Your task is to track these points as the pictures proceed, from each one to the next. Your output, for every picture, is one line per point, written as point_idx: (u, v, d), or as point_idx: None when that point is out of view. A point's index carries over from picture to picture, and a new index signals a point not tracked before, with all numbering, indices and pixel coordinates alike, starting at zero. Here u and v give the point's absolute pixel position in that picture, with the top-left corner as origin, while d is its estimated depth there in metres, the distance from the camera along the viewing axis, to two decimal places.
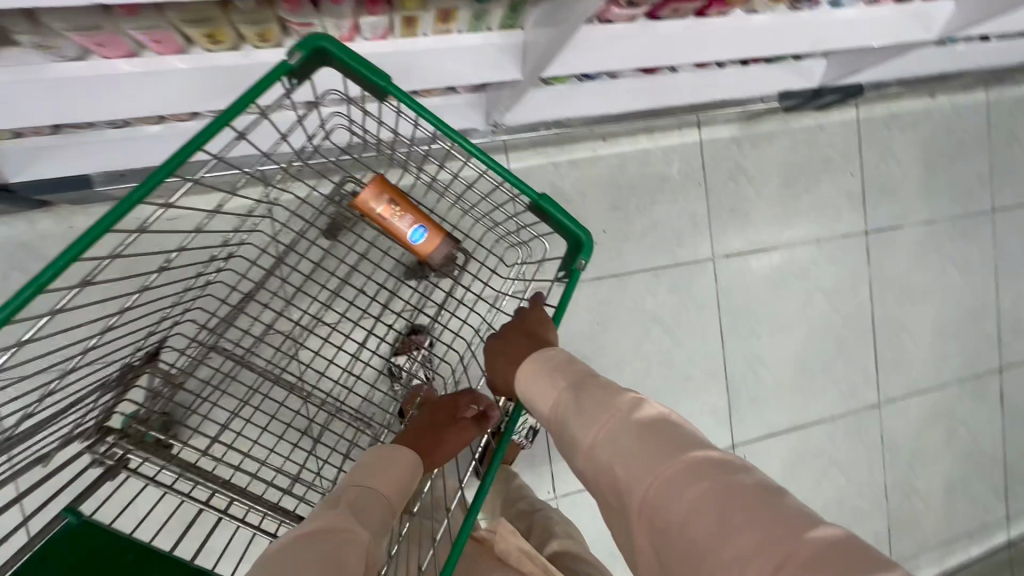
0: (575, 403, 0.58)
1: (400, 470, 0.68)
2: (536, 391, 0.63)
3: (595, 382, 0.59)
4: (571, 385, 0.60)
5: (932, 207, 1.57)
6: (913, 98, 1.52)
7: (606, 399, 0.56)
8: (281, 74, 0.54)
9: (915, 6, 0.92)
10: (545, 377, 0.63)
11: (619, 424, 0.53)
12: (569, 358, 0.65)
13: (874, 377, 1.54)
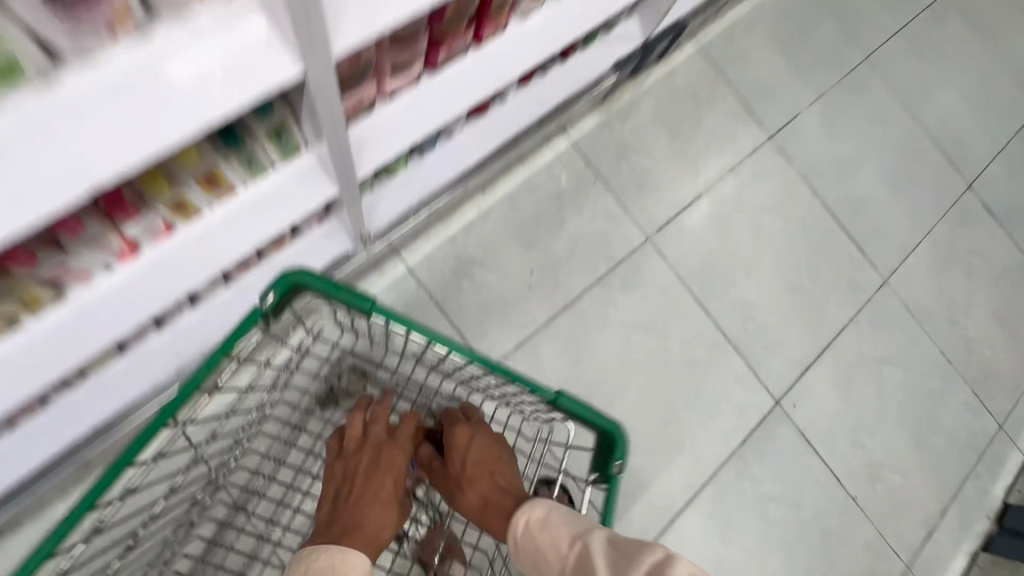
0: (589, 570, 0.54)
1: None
2: (543, 549, 0.59)
3: (603, 541, 0.56)
4: (581, 540, 0.57)
5: (814, 83, 1.56)
6: (737, 5, 1.53)
7: (627, 558, 0.52)
8: (255, 319, 0.58)
9: None
10: (552, 526, 0.60)
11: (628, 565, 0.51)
12: (564, 510, 0.62)
13: (864, 259, 1.46)
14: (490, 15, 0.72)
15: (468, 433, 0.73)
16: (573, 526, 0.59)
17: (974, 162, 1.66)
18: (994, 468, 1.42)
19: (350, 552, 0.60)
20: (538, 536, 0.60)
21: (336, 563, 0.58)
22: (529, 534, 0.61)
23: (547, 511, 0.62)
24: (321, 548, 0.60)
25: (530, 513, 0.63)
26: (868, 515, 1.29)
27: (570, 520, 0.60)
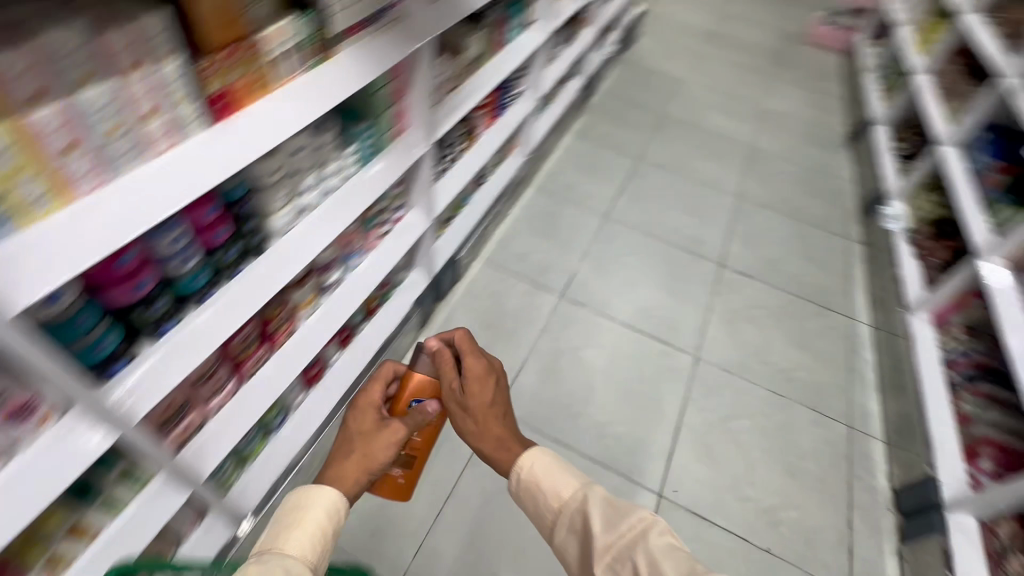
0: (585, 518, 0.79)
1: (319, 525, 0.77)
2: (545, 487, 0.86)
3: (597, 497, 0.80)
4: (581, 492, 0.83)
5: (577, 248, 2.13)
6: (499, 224, 2.15)
7: (619, 515, 0.77)
8: None
9: (397, 229, 1.41)
10: (544, 478, 0.88)
11: (587, 511, 0.80)
12: (561, 467, 0.88)
13: (672, 348, 1.83)
14: (274, 332, 1.08)
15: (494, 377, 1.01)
16: (575, 481, 0.85)
17: (714, 249, 2.24)
18: (865, 464, 1.61)
19: (331, 492, 0.82)
20: (542, 480, 0.87)
21: (317, 506, 0.79)
22: (535, 478, 0.88)
23: (548, 464, 0.89)
24: (311, 491, 0.81)
25: (535, 460, 0.89)
26: (787, 559, 1.40)
27: (573, 477, 0.86)
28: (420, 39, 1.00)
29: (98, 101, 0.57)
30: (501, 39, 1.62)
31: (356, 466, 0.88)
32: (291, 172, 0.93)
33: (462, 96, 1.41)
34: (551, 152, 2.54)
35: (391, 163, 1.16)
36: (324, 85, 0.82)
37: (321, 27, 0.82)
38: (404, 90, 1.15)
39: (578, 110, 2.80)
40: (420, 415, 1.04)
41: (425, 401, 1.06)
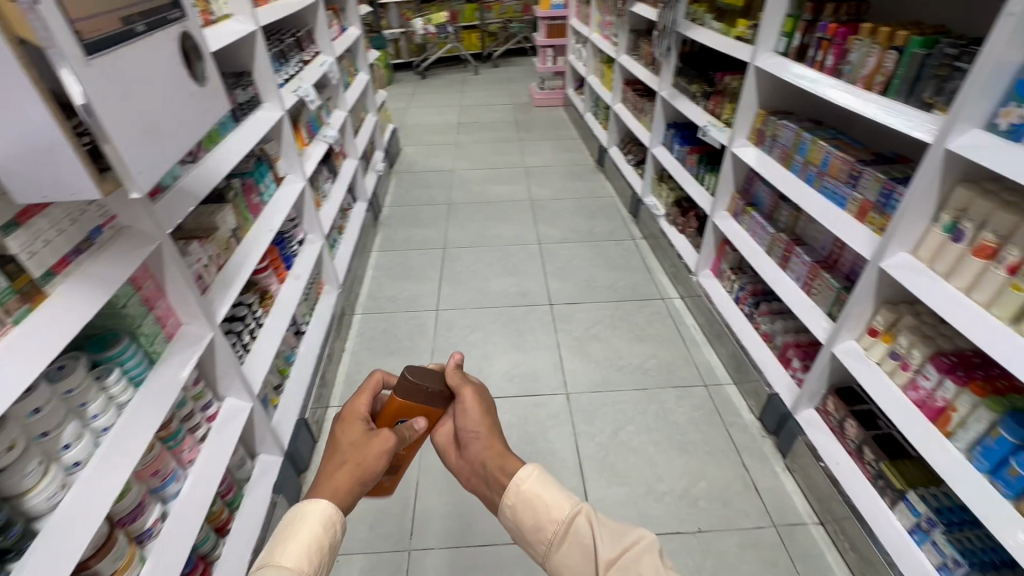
0: (585, 540, 0.68)
1: (316, 537, 0.69)
2: (539, 509, 0.71)
3: (593, 518, 0.69)
4: (581, 512, 0.69)
5: (423, 349, 2.14)
6: (338, 363, 2.07)
7: (618, 536, 0.67)
8: None
9: (216, 425, 1.27)
10: (542, 497, 0.72)
11: (599, 539, 0.67)
12: (555, 484, 0.74)
13: (543, 395, 1.91)
14: None
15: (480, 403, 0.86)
16: (572, 499, 0.71)
17: (539, 294, 2.45)
18: (731, 409, 1.84)
19: (327, 506, 0.72)
20: (534, 501, 0.71)
21: (315, 520, 0.70)
22: (524, 497, 0.72)
23: (545, 481, 0.73)
24: (308, 507, 0.71)
25: (534, 480, 0.73)
26: (717, 528, 1.50)
27: (563, 493, 0.72)
28: (148, 243, 0.99)
29: None
30: (256, 202, 1.65)
31: (349, 481, 0.76)
32: (35, 436, 0.81)
33: (232, 270, 1.38)
34: (364, 275, 2.59)
35: (173, 365, 1.08)
36: (37, 331, 0.76)
37: (15, 277, 0.77)
38: (159, 292, 1.10)
39: (375, 228, 2.93)
40: (406, 431, 0.85)
41: (413, 417, 0.87)
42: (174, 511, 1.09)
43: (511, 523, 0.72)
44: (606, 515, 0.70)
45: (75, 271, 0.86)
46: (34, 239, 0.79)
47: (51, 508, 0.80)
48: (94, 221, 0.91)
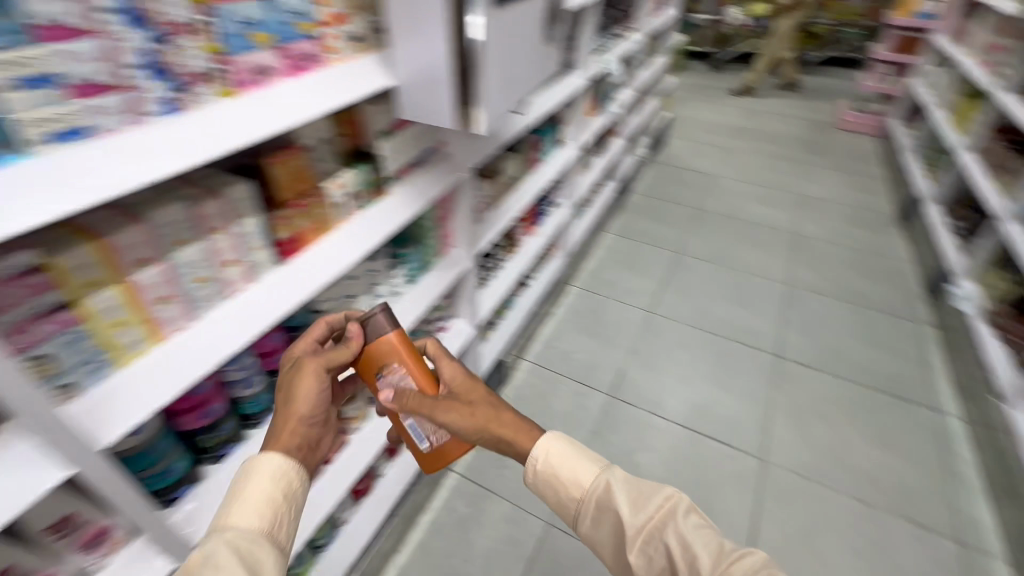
0: (609, 504, 0.76)
1: (269, 491, 0.65)
2: (564, 477, 0.80)
3: (620, 481, 0.77)
4: (603, 477, 0.78)
5: (623, 344, 2.11)
6: (543, 324, 2.18)
7: (642, 501, 0.74)
8: None
9: (444, 335, 1.47)
10: (567, 467, 0.80)
11: (612, 498, 0.75)
12: (582, 452, 0.82)
13: (735, 449, 1.70)
14: None
15: (450, 369, 0.89)
16: (593, 468, 0.79)
17: (768, 340, 2.15)
18: None
19: (268, 460, 0.67)
20: (560, 472, 0.80)
21: (264, 474, 0.66)
22: (560, 464, 0.81)
23: (562, 452, 0.81)
24: (253, 465, 0.67)
25: (549, 450, 0.82)
26: None
27: (594, 461, 0.80)
28: (458, 170, 1.16)
29: (254, 231, 0.74)
30: (536, 158, 1.75)
31: (293, 416, 0.71)
32: (342, 296, 1.02)
33: (500, 212, 1.51)
34: (592, 252, 2.63)
35: (439, 278, 1.26)
36: (374, 220, 0.95)
37: (375, 174, 0.97)
38: (448, 214, 1.27)
39: (616, 211, 2.92)
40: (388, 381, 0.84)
41: (387, 365, 0.84)
42: None
43: (546, 497, 0.83)
44: (646, 481, 0.76)
45: (408, 180, 1.06)
46: (396, 147, 0.98)
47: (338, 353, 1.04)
48: (431, 143, 1.09)
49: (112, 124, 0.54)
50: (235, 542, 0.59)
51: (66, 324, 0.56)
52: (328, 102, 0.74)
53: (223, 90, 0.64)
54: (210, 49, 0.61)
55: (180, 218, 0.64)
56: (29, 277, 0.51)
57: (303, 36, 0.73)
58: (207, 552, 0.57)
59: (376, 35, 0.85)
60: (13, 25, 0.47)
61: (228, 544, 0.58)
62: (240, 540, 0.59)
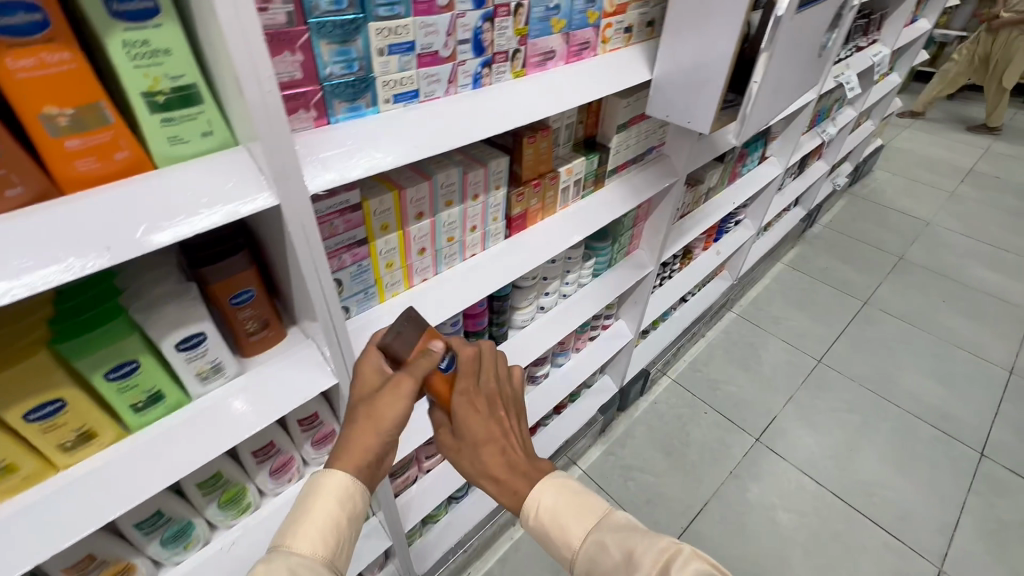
0: (603, 570, 0.51)
1: (329, 517, 0.50)
2: (555, 540, 0.55)
3: (614, 535, 0.52)
4: (593, 536, 0.53)
5: (780, 389, 1.91)
6: (693, 344, 2.05)
7: (640, 547, 0.49)
8: None
9: (604, 333, 1.47)
10: (561, 515, 0.54)
11: (606, 549, 0.51)
12: (575, 495, 0.56)
13: (903, 545, 1.48)
14: None
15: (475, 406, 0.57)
16: (582, 522, 0.54)
17: (968, 431, 1.80)
18: None
19: (337, 482, 0.51)
20: (549, 531, 0.55)
21: (329, 495, 0.51)
22: (546, 519, 0.55)
23: (559, 501, 0.55)
24: (310, 486, 0.52)
25: (538, 502, 0.55)
26: None
27: (587, 508, 0.55)
28: (674, 174, 1.11)
29: (498, 201, 0.79)
30: (737, 171, 1.62)
31: (358, 436, 0.52)
32: (541, 278, 1.05)
33: (691, 223, 1.43)
34: (760, 278, 2.39)
35: (621, 276, 1.25)
36: (588, 211, 0.97)
37: (600, 166, 0.97)
38: (644, 215, 1.24)
39: (796, 240, 2.62)
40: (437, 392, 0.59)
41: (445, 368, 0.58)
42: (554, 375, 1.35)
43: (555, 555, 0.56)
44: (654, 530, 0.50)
45: (624, 176, 1.05)
46: (624, 142, 0.98)
47: (520, 327, 1.09)
48: (652, 142, 1.07)
49: (435, 93, 0.60)
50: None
51: (359, 257, 0.65)
52: (594, 90, 0.75)
53: (515, 71, 0.68)
54: (519, 30, 0.64)
55: (454, 182, 0.70)
56: (352, 214, 0.60)
57: (589, 23, 0.74)
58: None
59: (644, 27, 0.83)
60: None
61: None
62: (296, 574, 0.47)
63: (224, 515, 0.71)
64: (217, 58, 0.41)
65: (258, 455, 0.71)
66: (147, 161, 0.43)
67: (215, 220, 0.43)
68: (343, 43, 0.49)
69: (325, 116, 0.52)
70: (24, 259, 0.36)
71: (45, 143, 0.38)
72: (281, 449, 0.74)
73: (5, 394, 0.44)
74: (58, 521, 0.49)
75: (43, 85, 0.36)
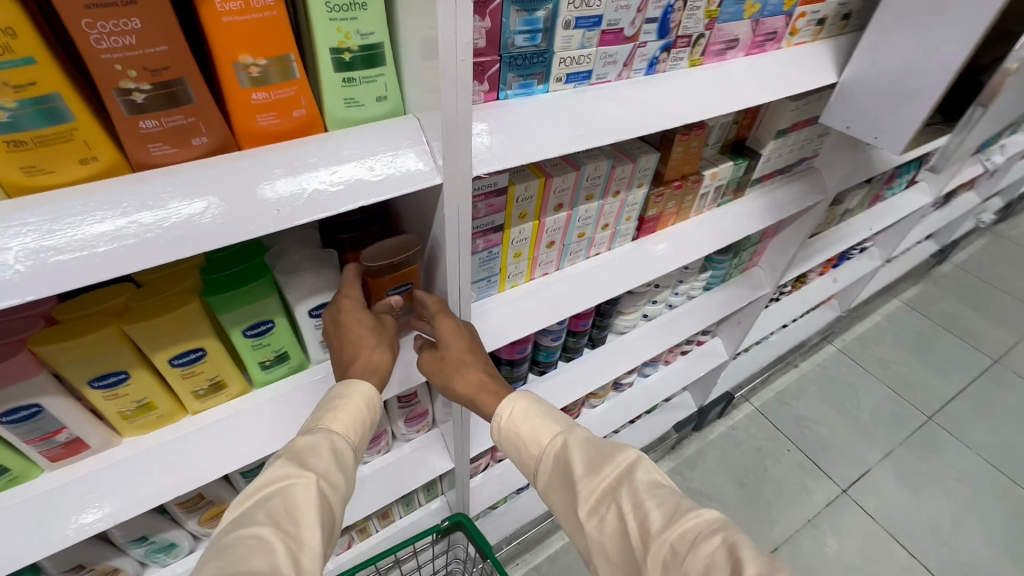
0: (567, 473, 0.49)
1: (353, 409, 0.47)
2: (525, 444, 0.53)
3: (582, 441, 0.50)
4: (560, 439, 0.51)
5: (879, 441, 1.72)
6: (784, 373, 1.88)
7: (600, 458, 0.48)
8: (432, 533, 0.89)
9: (697, 350, 1.37)
10: (530, 426, 0.53)
11: (566, 458, 0.49)
12: (551, 407, 0.54)
13: None
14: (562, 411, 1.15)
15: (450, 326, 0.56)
16: (554, 427, 0.52)
17: None
18: None
19: (366, 388, 0.48)
20: (519, 431, 0.53)
21: (360, 393, 0.47)
22: (519, 424, 0.53)
23: (530, 410, 0.53)
24: (334, 387, 0.48)
25: (513, 407, 0.53)
26: None
27: (556, 418, 0.54)
28: (822, 192, 0.98)
29: (637, 201, 0.72)
30: (879, 194, 1.43)
31: (363, 354, 0.50)
32: (653, 286, 0.97)
33: (819, 245, 1.28)
34: (871, 313, 2.14)
35: (734, 294, 1.14)
36: (723, 223, 0.87)
37: (746, 173, 0.86)
38: (772, 231, 1.12)
39: (919, 276, 2.32)
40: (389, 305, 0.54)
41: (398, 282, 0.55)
42: (638, 385, 1.27)
43: (521, 463, 0.54)
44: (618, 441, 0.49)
45: (766, 187, 0.94)
46: (778, 149, 0.86)
47: (620, 332, 1.02)
48: (806, 153, 0.94)
49: (607, 75, 0.54)
50: (304, 460, 0.42)
51: (492, 243, 0.61)
52: (776, 90, 0.65)
53: (691, 59, 0.60)
54: (710, 12, 0.57)
55: (600, 175, 0.64)
56: (496, 198, 0.56)
57: (783, 10, 0.64)
58: (273, 469, 0.41)
59: (838, 21, 0.71)
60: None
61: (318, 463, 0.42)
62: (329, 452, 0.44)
63: None
64: (414, 18, 0.38)
65: None
66: (320, 121, 0.41)
67: (381, 194, 0.41)
68: (533, 12, 0.45)
69: (495, 90, 0.48)
70: (204, 214, 0.35)
71: (234, 93, 0.36)
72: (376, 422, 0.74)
73: (157, 338, 0.45)
74: (185, 464, 0.50)
75: (245, 29, 0.34)
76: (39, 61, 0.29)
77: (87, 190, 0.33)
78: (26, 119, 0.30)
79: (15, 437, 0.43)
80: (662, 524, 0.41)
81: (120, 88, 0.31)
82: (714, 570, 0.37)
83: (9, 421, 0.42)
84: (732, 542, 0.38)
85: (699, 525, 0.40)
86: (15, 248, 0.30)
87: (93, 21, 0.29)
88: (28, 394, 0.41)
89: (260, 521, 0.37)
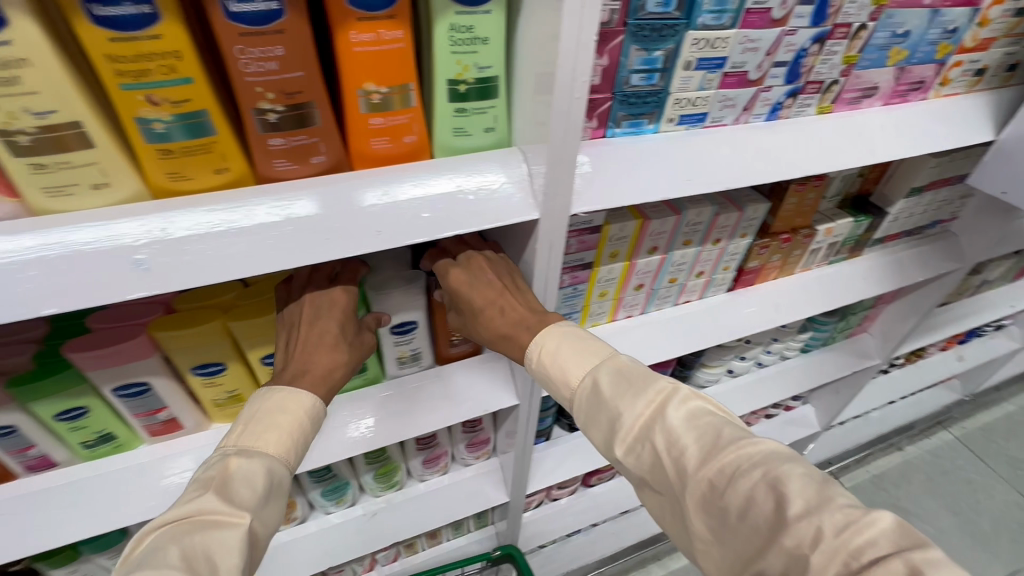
0: (602, 410, 0.43)
1: (288, 423, 0.41)
2: (553, 381, 0.46)
3: (617, 372, 0.43)
4: (593, 376, 0.44)
5: (1001, 556, 1.45)
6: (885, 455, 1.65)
7: (633, 390, 0.41)
8: (483, 558, 0.87)
9: (784, 415, 1.24)
10: (563, 359, 0.46)
11: (599, 398, 0.43)
12: (584, 336, 0.47)
13: None
14: None
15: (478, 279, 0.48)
16: (584, 364, 0.45)
17: None
18: None
19: (312, 403, 0.42)
20: (551, 369, 0.46)
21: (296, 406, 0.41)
22: (543, 362, 0.46)
23: (564, 342, 0.46)
24: (269, 395, 0.41)
25: (543, 346, 0.46)
26: None
27: (589, 350, 0.46)
28: (958, 259, 0.86)
29: (738, 250, 0.67)
30: None
31: (318, 363, 0.44)
32: (743, 341, 0.89)
33: (945, 317, 1.12)
34: (1002, 401, 1.84)
35: (835, 361, 1.02)
36: (834, 282, 0.79)
37: (867, 232, 0.77)
38: (889, 297, 1.00)
39: None
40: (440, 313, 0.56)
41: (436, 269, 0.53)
42: None
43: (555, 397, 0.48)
44: (653, 371, 0.43)
45: (889, 248, 0.84)
46: (908, 209, 0.77)
47: (700, 386, 0.95)
48: (942, 216, 0.83)
49: (723, 119, 0.51)
50: (228, 492, 0.36)
51: (579, 279, 0.59)
52: (918, 147, 0.57)
53: (820, 107, 0.55)
54: (848, 57, 0.52)
55: (702, 221, 0.60)
56: (589, 236, 0.54)
57: (935, 59, 0.57)
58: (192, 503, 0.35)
59: (1001, 72, 0.63)
60: (737, 6, 0.43)
61: (240, 498, 0.35)
62: (258, 480, 0.37)
63: (375, 484, 0.75)
64: (532, 55, 0.37)
65: (419, 442, 0.72)
66: (427, 149, 0.41)
67: (478, 221, 0.40)
68: (653, 51, 0.43)
69: (603, 127, 0.46)
70: (316, 228, 0.37)
71: (354, 116, 0.38)
72: (439, 442, 0.74)
73: (253, 336, 0.47)
74: None
75: (373, 58, 0.36)
76: (193, 81, 0.32)
77: (218, 197, 0.36)
78: (175, 131, 0.33)
79: (126, 409, 0.47)
80: (699, 461, 0.37)
81: (257, 108, 0.34)
82: (755, 505, 0.34)
83: (122, 394, 0.46)
84: (776, 475, 0.34)
85: (740, 459, 0.35)
86: (150, 245, 0.33)
87: (245, 47, 0.32)
88: (141, 372, 0.45)
89: (171, 565, 0.31)
